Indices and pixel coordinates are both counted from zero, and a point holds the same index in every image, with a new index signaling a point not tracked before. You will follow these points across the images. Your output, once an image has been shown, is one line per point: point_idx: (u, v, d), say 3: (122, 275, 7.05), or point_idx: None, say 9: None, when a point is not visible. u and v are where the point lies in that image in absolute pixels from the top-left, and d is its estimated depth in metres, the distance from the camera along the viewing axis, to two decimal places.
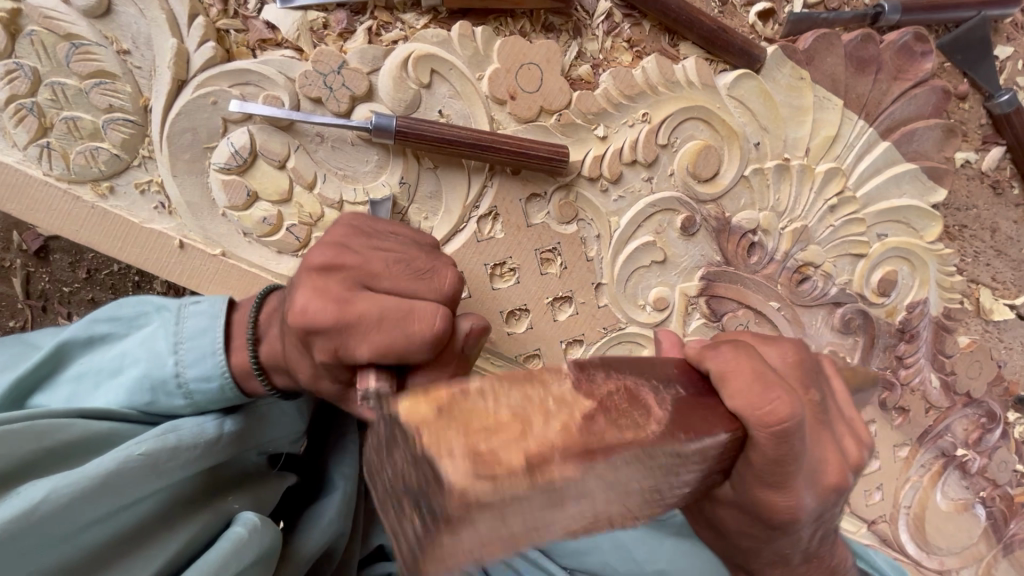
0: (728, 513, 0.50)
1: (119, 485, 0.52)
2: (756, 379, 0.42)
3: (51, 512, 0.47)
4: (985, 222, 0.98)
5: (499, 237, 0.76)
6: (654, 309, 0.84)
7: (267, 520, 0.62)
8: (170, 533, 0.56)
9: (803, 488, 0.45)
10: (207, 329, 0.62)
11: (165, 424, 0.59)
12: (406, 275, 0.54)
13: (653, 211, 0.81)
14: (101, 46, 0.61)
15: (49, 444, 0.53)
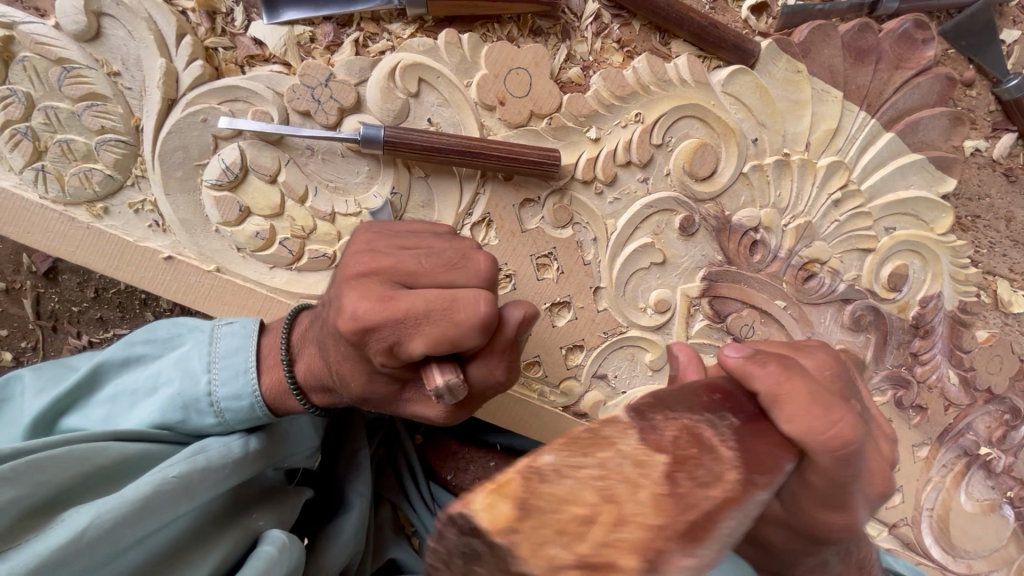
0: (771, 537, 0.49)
1: (154, 510, 0.53)
2: (810, 395, 0.42)
3: (98, 535, 0.49)
4: (999, 211, 0.95)
5: (494, 244, 0.75)
6: (655, 312, 0.82)
7: (293, 537, 0.64)
8: (203, 552, 0.59)
9: (852, 504, 0.46)
10: (238, 349, 0.63)
11: (193, 443, 0.60)
12: (442, 265, 0.52)
13: (650, 212, 0.80)
14: (92, 69, 0.62)
15: (89, 467, 0.54)
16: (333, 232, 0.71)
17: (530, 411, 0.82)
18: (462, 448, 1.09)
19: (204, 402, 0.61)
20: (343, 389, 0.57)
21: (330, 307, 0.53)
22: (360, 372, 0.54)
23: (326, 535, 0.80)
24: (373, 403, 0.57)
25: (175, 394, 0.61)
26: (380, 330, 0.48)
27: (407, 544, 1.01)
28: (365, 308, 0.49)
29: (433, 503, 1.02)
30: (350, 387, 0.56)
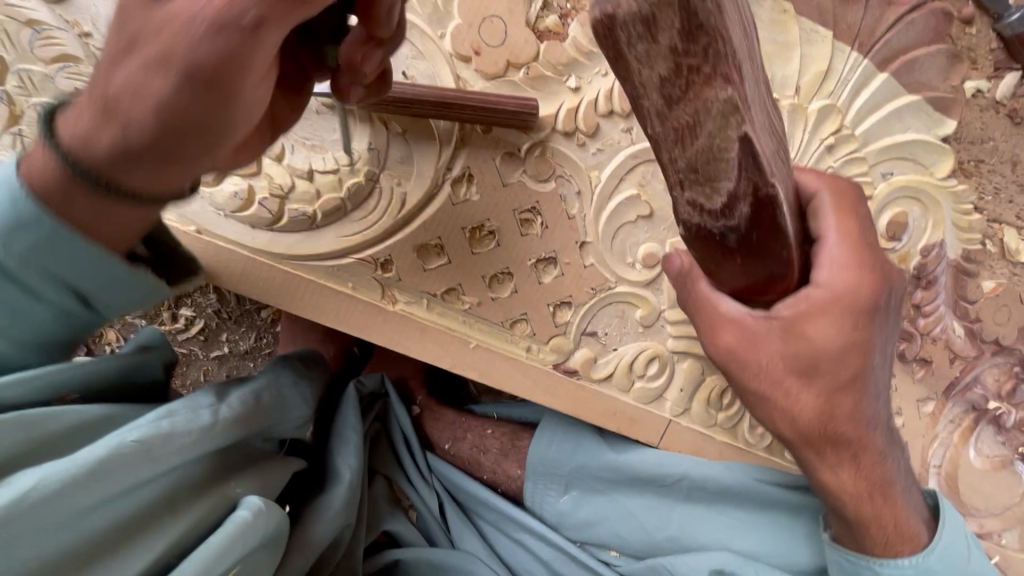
0: (811, 330, 0.61)
1: (111, 472, 0.54)
2: (835, 192, 0.62)
3: (46, 497, 0.49)
4: (1004, 154, 0.90)
5: (474, 200, 0.75)
6: (644, 267, 0.81)
7: (270, 504, 0.66)
8: (172, 519, 0.59)
9: (845, 269, 0.60)
10: (2, 185, 0.48)
11: (159, 409, 0.61)
12: (129, 88, 0.43)
13: (635, 162, 0.77)
14: (63, 31, 0.62)
15: (47, 431, 0.55)
16: (312, 191, 0.71)
17: (519, 369, 0.82)
18: (459, 417, 1.09)
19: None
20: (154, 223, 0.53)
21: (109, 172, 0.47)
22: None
23: (311, 508, 0.82)
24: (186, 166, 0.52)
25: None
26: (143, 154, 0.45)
27: (403, 516, 1.01)
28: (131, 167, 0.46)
29: (429, 474, 1.04)
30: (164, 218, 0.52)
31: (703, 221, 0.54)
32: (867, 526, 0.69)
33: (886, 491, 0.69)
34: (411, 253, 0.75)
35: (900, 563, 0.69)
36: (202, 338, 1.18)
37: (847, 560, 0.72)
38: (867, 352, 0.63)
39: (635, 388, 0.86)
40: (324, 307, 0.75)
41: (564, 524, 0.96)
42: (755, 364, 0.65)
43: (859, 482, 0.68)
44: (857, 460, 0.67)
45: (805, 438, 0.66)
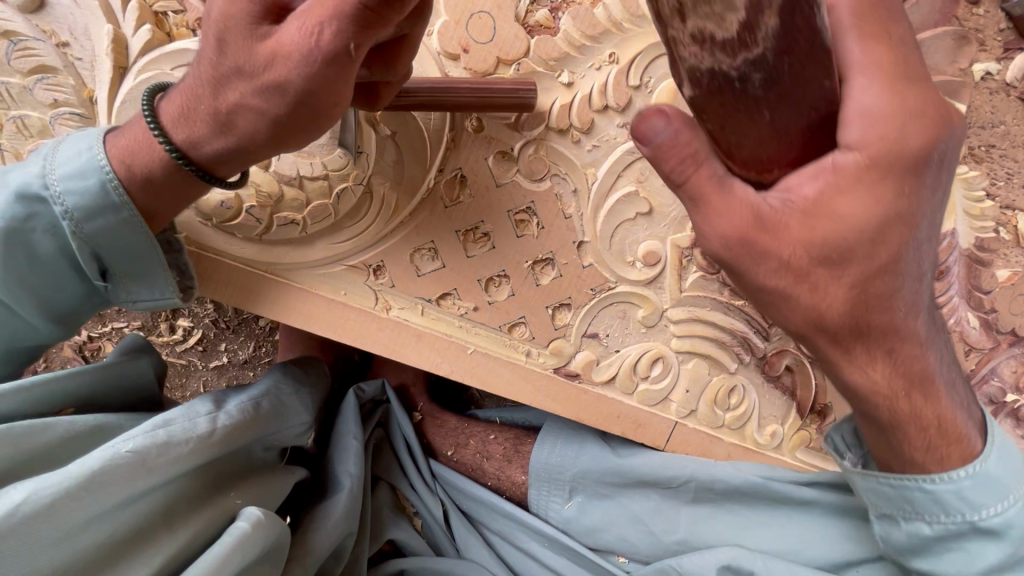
0: (840, 203, 0.47)
1: (103, 485, 0.52)
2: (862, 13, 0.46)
3: (34, 513, 0.48)
4: (1016, 138, 0.87)
5: (468, 201, 0.73)
6: (644, 265, 0.78)
7: (270, 515, 0.63)
8: (170, 532, 0.57)
9: (875, 112, 0.45)
10: (82, 170, 0.55)
11: (156, 418, 0.60)
12: (259, 99, 0.50)
13: (633, 158, 0.75)
14: (40, 41, 0.61)
15: (37, 444, 0.53)
16: (301, 198, 0.69)
17: (519, 374, 0.80)
18: (462, 423, 1.07)
19: (48, 175, 0.55)
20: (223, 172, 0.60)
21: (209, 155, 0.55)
22: (241, 46, 0.48)
23: (313, 517, 0.80)
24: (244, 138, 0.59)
25: (21, 183, 0.55)
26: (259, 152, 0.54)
27: (408, 524, 0.99)
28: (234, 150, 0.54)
29: (433, 481, 1.01)
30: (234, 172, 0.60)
31: (715, 61, 0.37)
32: (907, 428, 0.57)
33: (926, 385, 0.57)
34: (405, 258, 0.74)
35: (953, 475, 0.57)
36: (200, 348, 1.17)
37: (891, 486, 0.61)
38: (906, 212, 0.49)
39: (639, 390, 0.84)
40: (317, 316, 0.73)
41: (570, 529, 0.93)
42: (771, 254, 0.49)
43: (897, 385, 0.55)
44: (894, 353, 0.54)
45: (836, 334, 0.53)
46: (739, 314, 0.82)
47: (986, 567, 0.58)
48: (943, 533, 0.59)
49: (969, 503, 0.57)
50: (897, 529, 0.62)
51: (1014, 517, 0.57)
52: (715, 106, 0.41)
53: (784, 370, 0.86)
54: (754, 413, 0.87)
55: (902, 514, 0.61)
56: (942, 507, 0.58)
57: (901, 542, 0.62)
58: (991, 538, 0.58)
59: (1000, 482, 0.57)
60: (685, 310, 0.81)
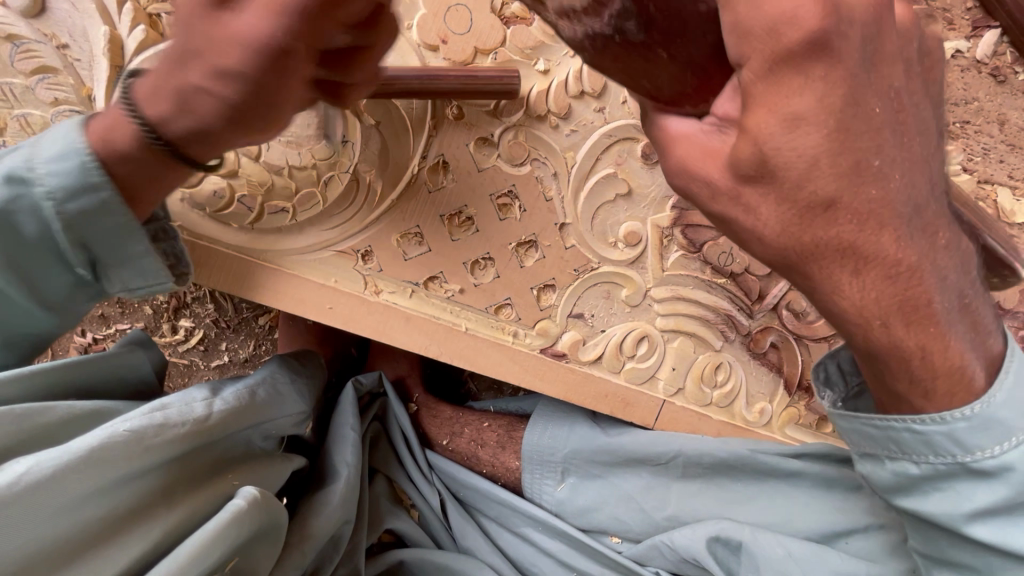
0: (754, 108, 0.40)
1: (102, 461, 0.53)
2: None
3: (34, 484, 0.48)
4: (990, 114, 0.89)
5: (451, 186, 0.76)
6: (626, 245, 0.81)
7: (266, 495, 0.64)
8: (166, 509, 0.59)
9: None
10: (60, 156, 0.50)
11: (153, 402, 0.62)
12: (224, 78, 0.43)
13: (610, 141, 0.77)
14: (41, 43, 0.65)
15: (36, 423, 0.55)
16: (291, 186, 0.73)
17: (507, 355, 0.82)
18: (456, 413, 1.09)
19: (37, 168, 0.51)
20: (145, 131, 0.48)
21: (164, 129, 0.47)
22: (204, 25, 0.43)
23: (311, 504, 0.81)
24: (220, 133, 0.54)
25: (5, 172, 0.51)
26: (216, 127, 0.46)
27: (405, 514, 1.00)
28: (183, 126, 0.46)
29: (430, 471, 1.02)
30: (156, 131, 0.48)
31: (588, 24, 0.42)
32: (887, 362, 0.50)
33: (915, 316, 0.47)
34: (391, 243, 0.76)
35: (948, 417, 0.51)
36: (201, 348, 1.20)
37: (876, 428, 0.56)
38: (842, 78, 0.39)
39: (626, 368, 0.85)
40: (308, 301, 0.76)
41: (563, 512, 0.94)
42: (700, 177, 0.45)
43: (867, 312, 0.46)
44: (863, 272, 0.45)
45: (782, 255, 0.45)
46: (721, 291, 0.84)
47: (977, 509, 0.53)
48: (931, 472, 0.54)
49: (962, 444, 0.52)
50: (883, 469, 0.58)
51: (1016, 460, 0.51)
52: (612, 61, 0.44)
53: (769, 347, 0.87)
54: (742, 390, 0.88)
55: (886, 454, 0.57)
56: (931, 447, 0.53)
57: (884, 482, 0.58)
58: (984, 479, 0.53)
59: (1004, 424, 0.51)
60: (668, 289, 0.83)
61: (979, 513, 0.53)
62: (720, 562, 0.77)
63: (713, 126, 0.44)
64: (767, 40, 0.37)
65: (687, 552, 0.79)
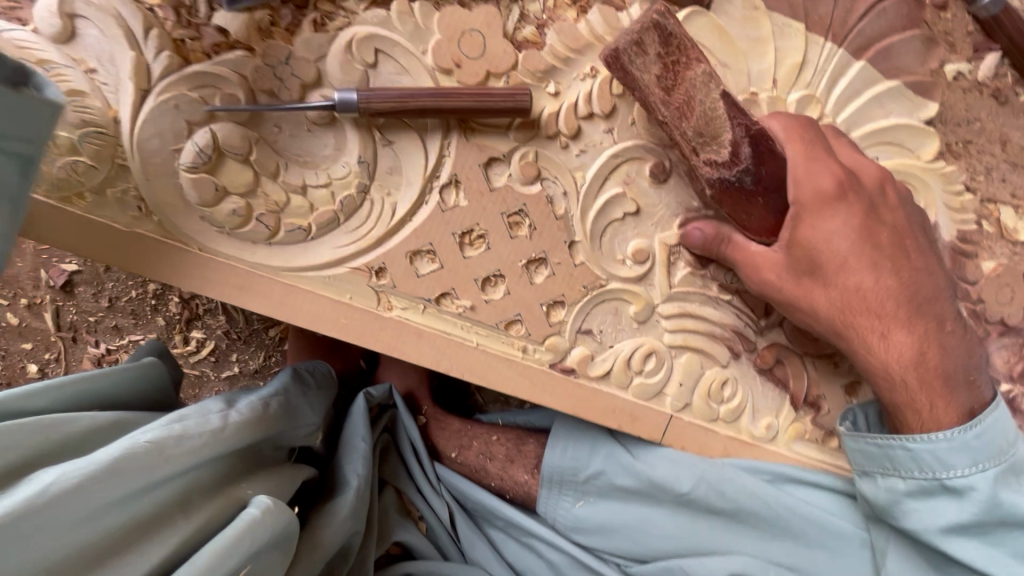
0: (812, 237, 0.75)
1: (127, 469, 0.54)
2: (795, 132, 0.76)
3: (66, 490, 0.50)
4: (991, 134, 0.91)
5: (464, 205, 0.77)
6: (634, 262, 0.82)
7: (279, 501, 0.66)
8: (185, 517, 0.60)
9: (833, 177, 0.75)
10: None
11: (171, 415, 0.64)
12: None
13: (618, 161, 0.79)
14: (70, 67, 0.67)
15: (60, 435, 0.57)
16: (306, 204, 0.74)
17: (517, 370, 0.83)
18: (465, 425, 1.10)
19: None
20: None
21: None
22: None
23: (321, 515, 0.83)
24: None
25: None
26: None
27: (414, 526, 1.01)
28: None
29: (439, 483, 1.03)
30: None
31: (722, 173, 0.73)
32: (903, 412, 0.77)
33: (926, 377, 0.75)
34: (404, 260, 0.78)
35: (932, 437, 0.72)
36: (213, 360, 1.22)
37: (877, 445, 0.78)
38: (860, 232, 0.75)
39: (634, 384, 0.86)
40: (323, 316, 0.77)
41: (576, 527, 0.96)
42: (762, 275, 0.77)
43: (887, 370, 0.76)
44: (891, 338, 0.76)
45: (833, 328, 0.77)
46: (727, 308, 0.85)
47: (947, 523, 0.73)
48: (915, 486, 0.75)
49: (943, 464, 0.72)
50: (877, 485, 0.79)
51: (977, 482, 0.71)
52: (729, 199, 0.75)
53: (775, 362, 0.88)
54: (749, 406, 0.89)
55: (881, 471, 0.78)
56: (918, 464, 0.74)
57: (881, 497, 0.78)
58: (955, 496, 0.73)
59: (976, 453, 0.71)
60: (675, 306, 0.85)
61: (949, 527, 0.73)
62: None
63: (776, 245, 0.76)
64: (810, 197, 0.74)
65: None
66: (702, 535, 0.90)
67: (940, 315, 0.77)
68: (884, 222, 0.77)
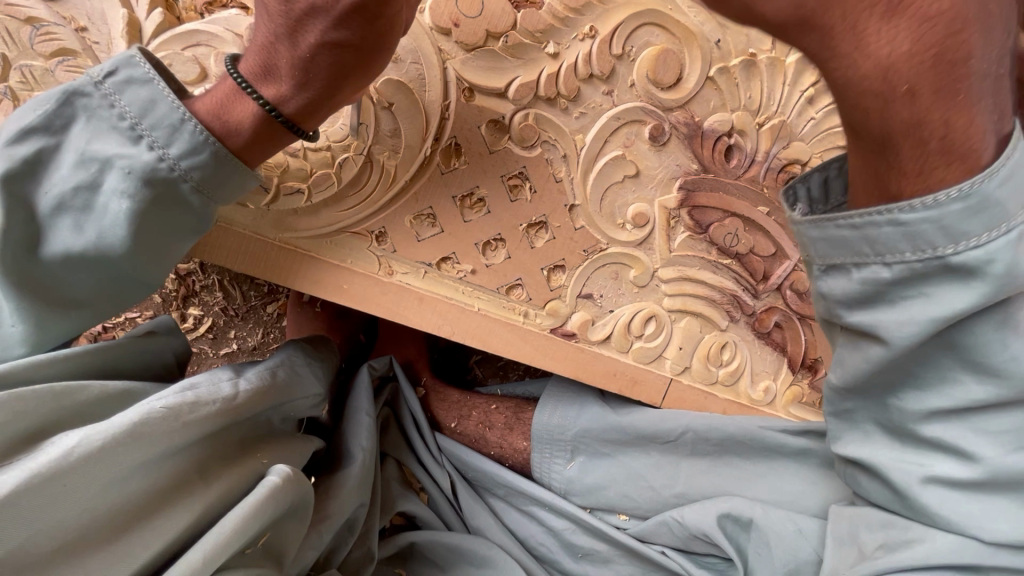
0: None
1: (145, 435, 0.50)
2: None
3: (85, 457, 0.46)
4: None
5: (463, 168, 0.77)
6: (634, 226, 0.82)
7: (298, 473, 0.62)
8: (204, 484, 0.56)
9: None
10: (154, 102, 0.56)
11: (181, 384, 0.59)
12: (332, 27, 0.54)
13: (619, 123, 0.79)
14: (60, 26, 0.66)
15: (71, 403, 0.52)
16: (305, 168, 0.73)
17: (518, 334, 0.83)
18: (464, 396, 1.12)
19: (94, 73, 0.56)
20: (296, 90, 0.58)
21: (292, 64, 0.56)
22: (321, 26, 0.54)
23: (331, 486, 0.82)
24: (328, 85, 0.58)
25: (43, 115, 0.55)
26: (329, 56, 0.56)
27: (416, 498, 1.00)
28: (319, 57, 0.56)
29: (439, 454, 1.03)
30: (294, 96, 0.58)
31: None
32: (895, 140, 0.46)
33: (952, 70, 0.42)
34: (405, 224, 0.77)
35: (938, 198, 0.44)
36: (210, 336, 1.21)
37: (850, 229, 0.49)
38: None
39: (634, 348, 0.87)
40: (323, 281, 0.77)
41: (574, 490, 0.96)
42: None
43: (890, 74, 0.43)
44: (899, 19, 0.42)
45: (807, 14, 0.45)
46: (727, 272, 0.86)
47: (948, 315, 0.48)
48: (906, 273, 0.48)
49: (947, 232, 0.45)
50: (850, 281, 0.52)
51: (1001, 252, 0.45)
52: None
53: (774, 326, 0.89)
54: (747, 369, 0.91)
55: (852, 261, 0.51)
56: (912, 241, 0.47)
57: (855, 295, 0.52)
58: (961, 278, 0.47)
59: (1000, 204, 0.44)
60: (675, 270, 0.85)
61: (948, 319, 0.48)
62: (729, 537, 0.81)
63: None
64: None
65: (698, 528, 0.82)
66: (708, 490, 0.87)
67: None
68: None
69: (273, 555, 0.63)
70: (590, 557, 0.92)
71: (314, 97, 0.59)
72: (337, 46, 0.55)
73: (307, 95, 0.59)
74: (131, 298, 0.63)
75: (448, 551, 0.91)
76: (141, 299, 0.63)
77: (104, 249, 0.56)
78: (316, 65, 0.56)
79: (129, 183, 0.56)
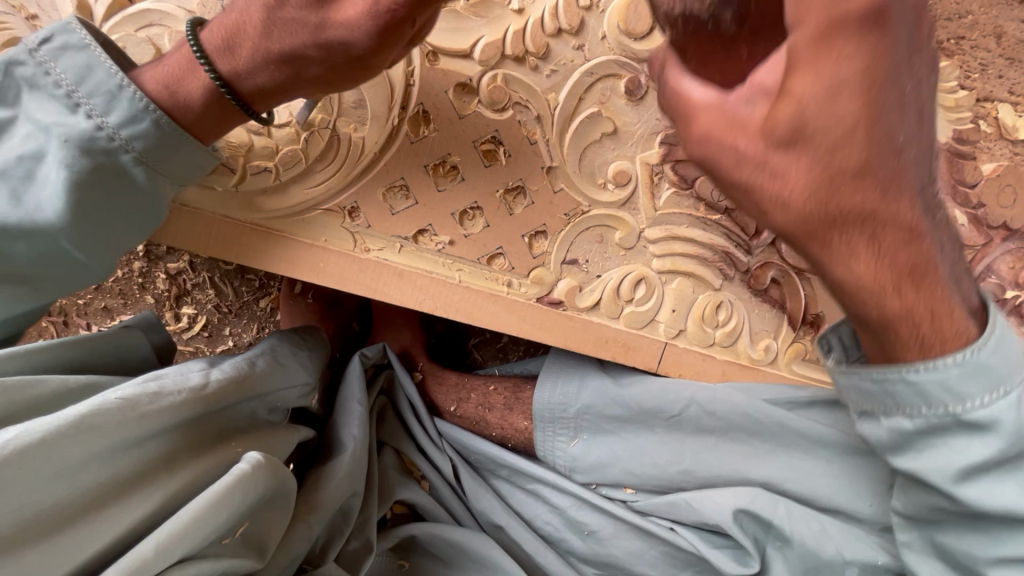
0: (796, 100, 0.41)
1: (96, 429, 0.49)
2: None
3: (28, 451, 0.45)
4: (986, 28, 0.81)
5: (433, 135, 0.74)
6: (616, 186, 0.79)
7: (272, 461, 0.61)
8: (168, 475, 0.55)
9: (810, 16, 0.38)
10: (90, 68, 0.55)
11: (148, 373, 0.58)
12: (309, 40, 0.54)
13: (592, 79, 0.75)
14: (11, 14, 0.65)
15: (24, 397, 0.51)
16: (271, 146, 0.72)
17: (503, 305, 0.81)
18: (461, 378, 1.09)
19: (29, 42, 0.56)
20: (254, 72, 0.58)
21: (259, 46, 0.56)
22: (296, 36, 0.54)
23: (319, 476, 0.81)
24: (287, 83, 0.58)
25: None
26: (296, 59, 0.56)
27: (416, 486, 0.98)
28: (286, 56, 0.56)
29: (439, 439, 1.01)
30: (249, 75, 0.58)
31: (687, 4, 0.44)
32: (895, 327, 0.51)
33: (919, 276, 0.49)
34: (377, 197, 0.76)
35: (942, 365, 0.52)
36: (206, 334, 1.21)
37: (873, 382, 0.57)
38: (881, 67, 0.40)
39: (626, 313, 0.84)
40: (298, 261, 0.76)
41: (576, 465, 0.94)
42: (722, 145, 0.45)
43: (877, 285, 0.48)
44: (881, 240, 0.46)
45: (811, 228, 0.46)
46: (717, 228, 0.83)
47: (966, 464, 0.56)
48: (924, 426, 0.56)
49: (954, 394, 0.53)
50: (878, 427, 0.60)
51: (1000, 408, 0.53)
52: (695, 45, 0.46)
53: (771, 282, 0.85)
54: (745, 328, 0.87)
55: (881, 410, 0.58)
56: (926, 400, 0.54)
57: (886, 439, 0.59)
58: (976, 431, 0.55)
59: (992, 371, 0.53)
60: (662, 229, 0.82)
61: (969, 470, 0.56)
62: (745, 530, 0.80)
63: (742, 97, 0.44)
64: (829, 6, 0.37)
65: (712, 520, 0.81)
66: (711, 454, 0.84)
67: (938, 203, 0.50)
68: (934, 49, 0.43)
69: (253, 544, 0.62)
70: (596, 535, 0.90)
71: (270, 87, 0.59)
72: (308, 56, 0.55)
73: (263, 84, 0.58)
74: (80, 278, 0.61)
75: (450, 547, 0.89)
76: (93, 283, 0.63)
77: (43, 223, 0.55)
78: (279, 60, 0.56)
79: (66, 152, 0.55)
